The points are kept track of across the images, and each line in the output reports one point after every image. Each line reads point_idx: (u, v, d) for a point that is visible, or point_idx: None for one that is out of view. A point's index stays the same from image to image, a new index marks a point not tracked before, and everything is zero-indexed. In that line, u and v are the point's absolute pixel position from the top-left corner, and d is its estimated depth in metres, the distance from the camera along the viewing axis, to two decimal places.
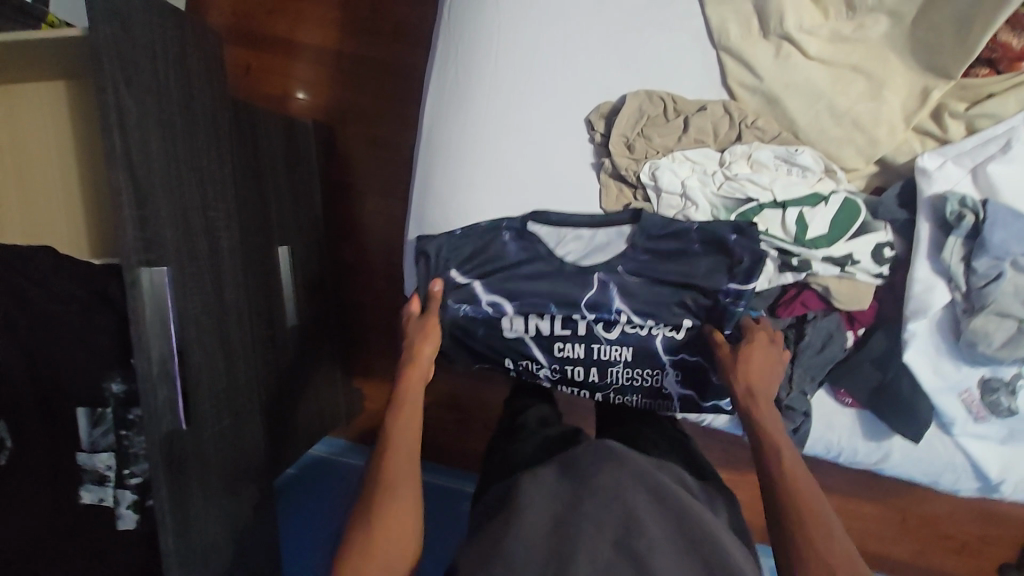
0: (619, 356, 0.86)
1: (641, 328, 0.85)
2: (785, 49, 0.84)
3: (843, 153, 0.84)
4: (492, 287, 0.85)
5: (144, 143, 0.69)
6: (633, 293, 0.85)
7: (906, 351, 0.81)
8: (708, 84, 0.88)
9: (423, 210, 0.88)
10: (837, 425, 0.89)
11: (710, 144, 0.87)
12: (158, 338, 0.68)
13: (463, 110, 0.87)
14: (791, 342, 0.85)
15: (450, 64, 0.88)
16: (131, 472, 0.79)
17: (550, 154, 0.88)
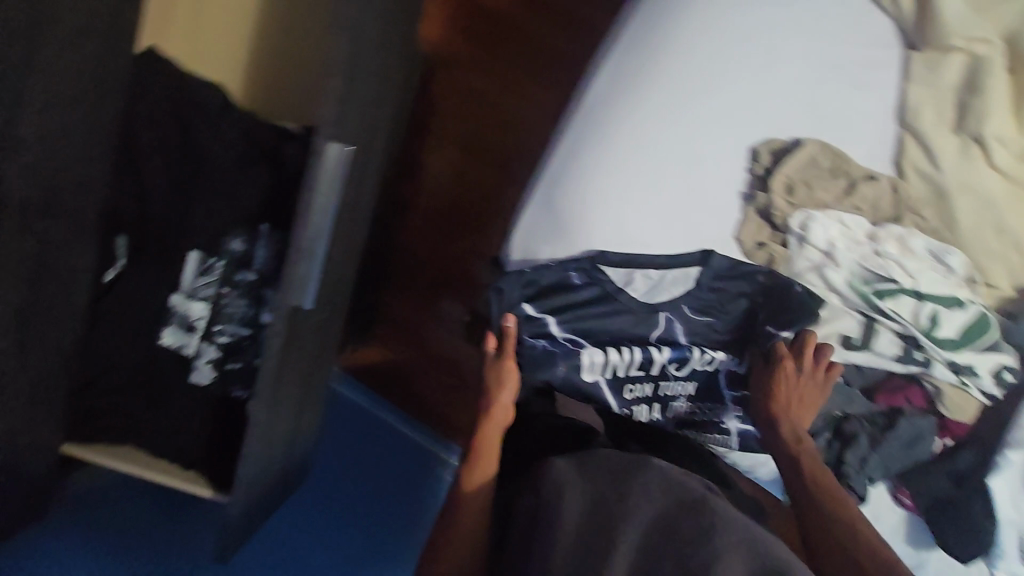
0: (683, 392, 0.88)
1: (712, 365, 0.87)
2: (973, 150, 0.84)
3: (991, 266, 0.86)
4: (566, 324, 0.81)
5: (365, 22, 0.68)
6: (698, 328, 0.85)
7: (993, 476, 0.84)
8: (883, 155, 0.88)
9: (557, 187, 0.81)
10: (885, 520, 0.89)
11: (864, 215, 0.86)
12: (320, 211, 0.68)
13: (637, 99, 0.81)
14: (879, 427, 0.86)
15: (636, 48, 0.82)
16: (226, 330, 0.80)
17: (702, 175, 0.84)
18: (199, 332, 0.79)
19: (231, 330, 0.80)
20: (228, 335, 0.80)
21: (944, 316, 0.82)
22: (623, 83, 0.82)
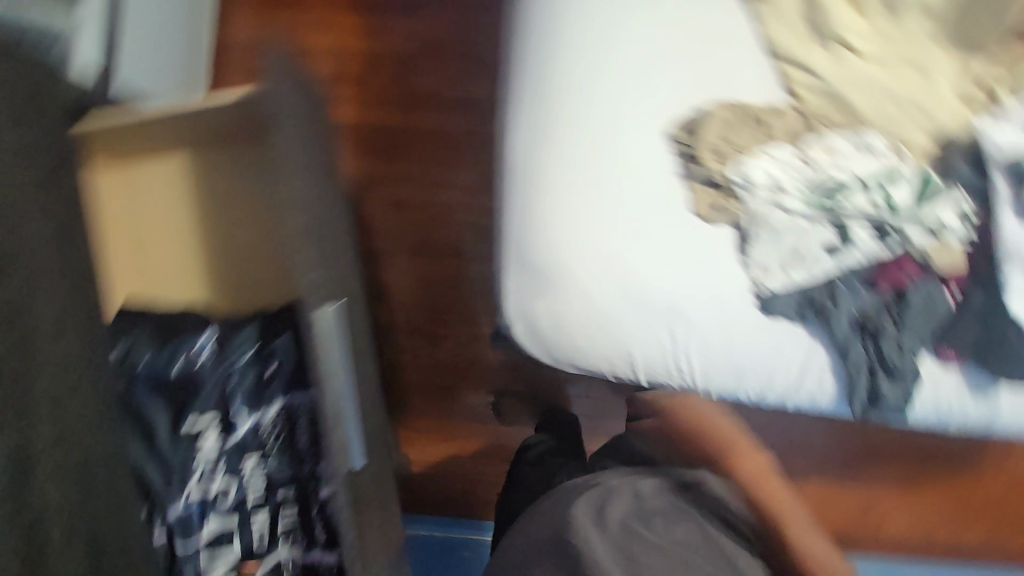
0: (259, 476, 0.85)
1: (235, 486, 0.84)
2: (738, 149, 0.95)
3: (906, 132, 0.92)
4: (184, 499, 0.81)
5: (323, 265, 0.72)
6: (187, 505, 0.81)
7: (1006, 299, 0.87)
8: (771, 89, 0.97)
9: (593, 359, 0.99)
10: (945, 387, 0.94)
11: (786, 141, 0.95)
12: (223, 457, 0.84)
13: (614, 323, 0.97)
14: (873, 337, 0.92)
15: (632, 329, 0.97)
16: (248, 518, 0.85)
17: (609, 322, 0.97)
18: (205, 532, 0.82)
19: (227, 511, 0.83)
20: (236, 532, 0.83)
21: (895, 195, 0.91)
22: (598, 329, 0.97)
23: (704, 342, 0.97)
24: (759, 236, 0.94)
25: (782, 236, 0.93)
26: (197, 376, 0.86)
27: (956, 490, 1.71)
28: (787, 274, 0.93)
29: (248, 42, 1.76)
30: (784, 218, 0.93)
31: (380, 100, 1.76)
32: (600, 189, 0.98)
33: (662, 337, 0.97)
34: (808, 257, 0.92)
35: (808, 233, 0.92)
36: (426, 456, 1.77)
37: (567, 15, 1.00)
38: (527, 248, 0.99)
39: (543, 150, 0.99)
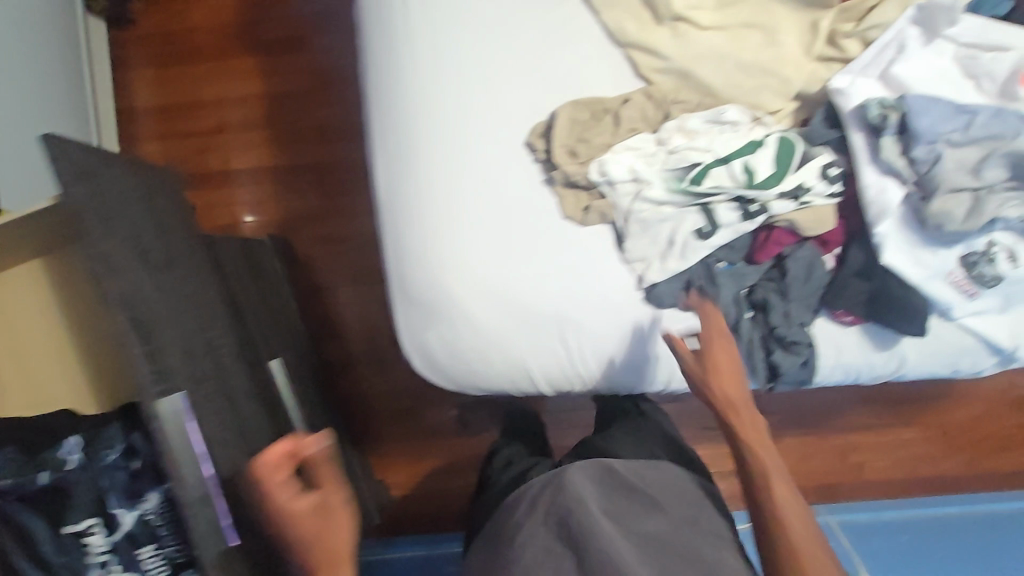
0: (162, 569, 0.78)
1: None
2: (596, 145, 0.92)
3: (762, 98, 0.89)
4: None
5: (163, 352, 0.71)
6: None
7: (883, 254, 0.83)
8: (624, 79, 0.94)
9: (496, 380, 0.98)
10: (847, 346, 0.93)
11: (644, 129, 0.92)
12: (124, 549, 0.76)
13: (507, 342, 0.95)
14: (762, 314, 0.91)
15: (526, 344, 0.95)
16: None
17: (501, 343, 0.95)
18: None
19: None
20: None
21: (755, 167, 0.86)
22: (494, 351, 0.96)
23: (598, 347, 0.96)
24: (631, 231, 0.92)
25: (652, 228, 0.91)
26: (68, 481, 0.74)
27: (929, 424, 1.70)
28: (664, 265, 0.91)
29: (158, 108, 1.77)
30: (651, 210, 0.90)
31: (295, 139, 1.76)
32: (466, 209, 0.95)
33: (557, 348, 0.96)
34: (681, 245, 0.90)
35: (677, 220, 0.90)
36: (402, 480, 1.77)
37: (400, 39, 0.96)
38: (408, 281, 0.97)
39: (404, 181, 0.97)
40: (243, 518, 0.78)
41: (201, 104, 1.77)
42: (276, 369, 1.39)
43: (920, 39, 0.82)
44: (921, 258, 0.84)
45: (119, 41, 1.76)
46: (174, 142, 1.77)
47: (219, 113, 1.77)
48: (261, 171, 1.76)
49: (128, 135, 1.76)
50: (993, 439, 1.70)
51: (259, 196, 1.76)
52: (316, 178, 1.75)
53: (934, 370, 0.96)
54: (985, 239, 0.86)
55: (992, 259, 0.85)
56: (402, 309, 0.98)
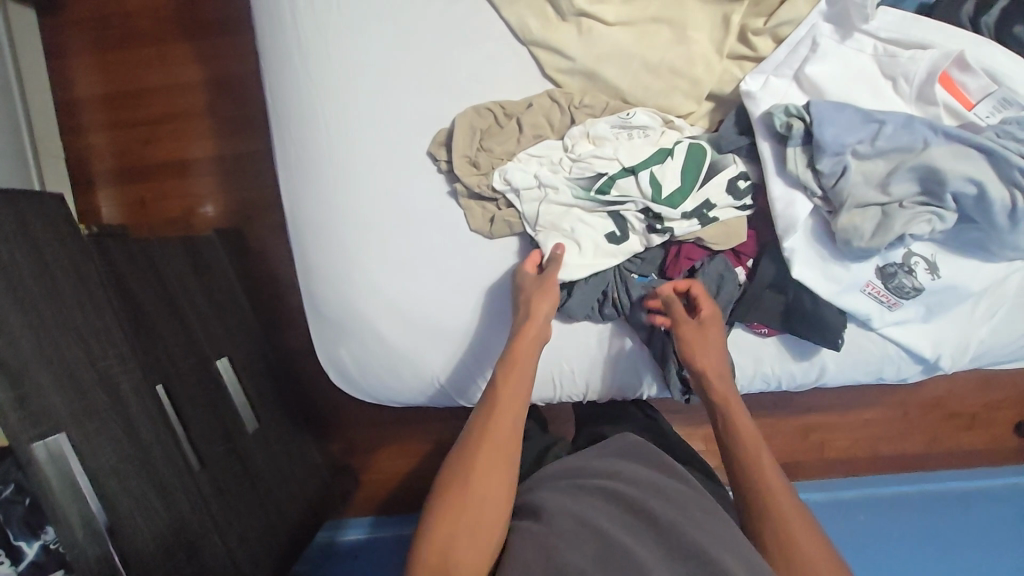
0: None
1: None
2: (497, 156, 0.87)
3: (673, 101, 0.83)
4: None
5: (39, 393, 0.72)
6: None
7: (793, 268, 0.78)
8: (531, 79, 0.89)
9: (412, 390, 0.98)
10: (765, 356, 0.89)
11: (550, 136, 0.87)
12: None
13: (418, 355, 0.94)
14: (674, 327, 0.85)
15: (439, 354, 0.94)
16: None
17: (411, 357, 0.94)
18: None
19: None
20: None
21: (662, 177, 0.81)
22: (406, 363, 0.95)
23: None
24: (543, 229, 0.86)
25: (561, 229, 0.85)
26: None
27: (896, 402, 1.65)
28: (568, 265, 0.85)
29: (102, 97, 1.72)
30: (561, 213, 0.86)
31: (243, 128, 1.71)
32: (370, 223, 0.92)
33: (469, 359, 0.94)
34: (592, 247, 0.85)
35: (590, 222, 0.85)
36: (387, 470, 1.75)
37: (292, 42, 0.90)
38: (316, 296, 0.95)
39: (305, 193, 0.93)
40: (147, 552, 0.79)
41: (144, 93, 1.71)
42: (224, 369, 1.40)
43: (834, 36, 0.76)
44: (831, 271, 0.78)
45: (52, 28, 1.69)
46: (121, 134, 1.73)
47: (163, 102, 1.72)
48: (211, 162, 1.72)
49: (72, 128, 1.72)
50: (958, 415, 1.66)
51: (210, 188, 1.73)
52: (266, 167, 1.71)
53: (861, 377, 0.91)
54: (903, 250, 0.80)
55: (911, 269, 0.80)
56: (314, 322, 0.97)
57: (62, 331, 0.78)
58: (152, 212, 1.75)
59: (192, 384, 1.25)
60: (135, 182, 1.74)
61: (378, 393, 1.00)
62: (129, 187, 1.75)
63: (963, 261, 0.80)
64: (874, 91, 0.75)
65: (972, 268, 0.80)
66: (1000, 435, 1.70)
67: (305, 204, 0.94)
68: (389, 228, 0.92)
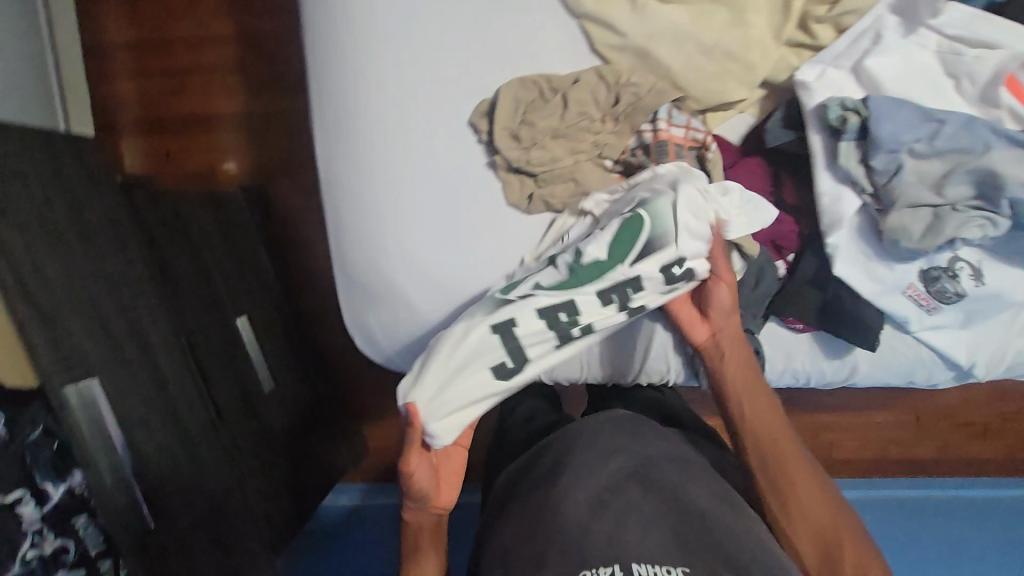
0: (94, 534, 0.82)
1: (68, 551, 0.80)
2: (535, 132, 0.85)
3: (727, 86, 0.81)
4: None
5: (70, 335, 0.71)
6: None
7: (834, 265, 0.77)
8: (580, 54, 0.87)
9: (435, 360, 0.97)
10: (797, 353, 0.90)
11: (594, 114, 0.85)
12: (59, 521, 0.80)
13: (443, 322, 0.94)
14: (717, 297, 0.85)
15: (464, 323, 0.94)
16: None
17: (435, 324, 0.94)
18: None
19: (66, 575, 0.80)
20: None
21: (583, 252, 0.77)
22: (430, 329, 0.95)
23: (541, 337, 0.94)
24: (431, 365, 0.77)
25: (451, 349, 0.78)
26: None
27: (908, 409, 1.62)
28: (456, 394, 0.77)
29: (131, 45, 1.69)
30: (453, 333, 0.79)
31: (270, 86, 1.68)
32: (406, 191, 0.91)
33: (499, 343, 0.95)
34: (474, 385, 0.77)
35: (476, 352, 0.78)
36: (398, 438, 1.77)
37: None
38: (344, 256, 0.95)
39: (339, 152, 0.92)
40: (172, 501, 0.80)
41: (173, 44, 1.69)
42: (242, 328, 1.41)
43: (899, 29, 0.75)
44: (876, 271, 0.79)
45: None
46: (148, 84, 1.71)
47: (191, 55, 1.69)
48: (237, 119, 1.70)
49: (100, 74, 1.69)
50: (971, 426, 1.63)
51: (236, 144, 1.71)
52: (291, 127, 1.69)
53: (892, 379, 0.92)
54: (949, 254, 0.80)
55: (954, 275, 0.80)
56: (339, 283, 0.97)
57: (98, 278, 0.78)
58: (177, 164, 1.73)
59: (214, 339, 1.25)
60: (161, 133, 1.73)
61: (397, 358, 0.99)
62: (155, 138, 1.73)
63: (1010, 269, 0.80)
64: (936, 89, 0.73)
65: (1016, 277, 0.80)
66: (1011, 447, 1.71)
67: (337, 163, 0.93)
68: (421, 193, 0.91)
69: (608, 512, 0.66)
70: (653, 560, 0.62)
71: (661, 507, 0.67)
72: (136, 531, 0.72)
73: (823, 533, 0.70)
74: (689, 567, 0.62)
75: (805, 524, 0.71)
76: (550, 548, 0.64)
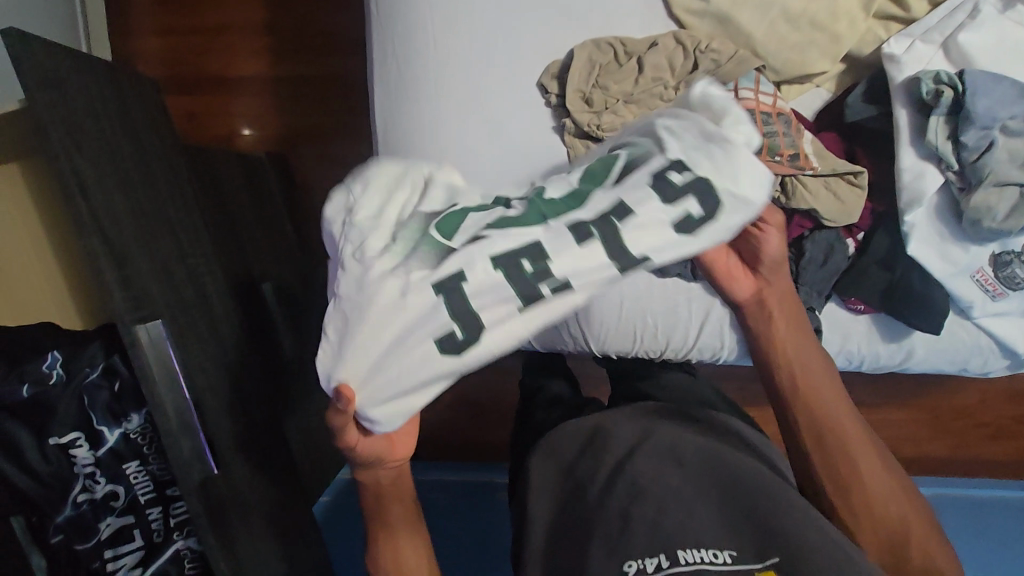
0: (143, 479, 0.81)
1: (119, 494, 0.80)
2: (609, 95, 0.84)
3: (808, 57, 0.80)
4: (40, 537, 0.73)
5: (136, 273, 0.69)
6: (65, 524, 0.78)
7: (908, 245, 0.78)
8: (656, 19, 0.86)
9: None
10: (854, 335, 0.88)
11: (668, 80, 0.83)
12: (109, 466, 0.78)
13: None
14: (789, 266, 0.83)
15: None
16: (131, 524, 0.81)
17: None
18: (107, 532, 0.80)
19: (114, 518, 0.80)
20: (139, 528, 0.81)
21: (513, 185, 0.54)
22: None
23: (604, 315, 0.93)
24: (347, 249, 0.48)
25: (377, 219, 0.49)
26: (50, 397, 0.75)
27: (938, 410, 1.58)
28: (397, 378, 0.46)
29: None
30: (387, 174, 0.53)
31: (299, 51, 1.50)
32: (469, 152, 0.87)
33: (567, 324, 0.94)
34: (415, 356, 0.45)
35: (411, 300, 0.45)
36: None
37: None
38: None
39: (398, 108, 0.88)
40: (227, 449, 0.79)
41: None
42: (269, 294, 1.25)
43: (996, 5, 0.74)
44: (950, 252, 0.78)
45: None
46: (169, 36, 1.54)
47: None
48: (261, 81, 1.52)
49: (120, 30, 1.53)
50: (1003, 431, 1.58)
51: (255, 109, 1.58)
52: None
53: (948, 367, 0.91)
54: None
55: None
56: None
57: (160, 220, 0.77)
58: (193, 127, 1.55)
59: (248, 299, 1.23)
60: None
61: None
62: None
63: None
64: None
65: None
66: None
67: (396, 121, 0.89)
68: (483, 156, 0.88)
69: (632, 495, 0.62)
70: (700, 542, 0.58)
71: (674, 481, 0.64)
72: (197, 478, 0.71)
73: (889, 528, 0.67)
74: (736, 549, 0.58)
75: (871, 519, 0.68)
76: (591, 545, 0.60)
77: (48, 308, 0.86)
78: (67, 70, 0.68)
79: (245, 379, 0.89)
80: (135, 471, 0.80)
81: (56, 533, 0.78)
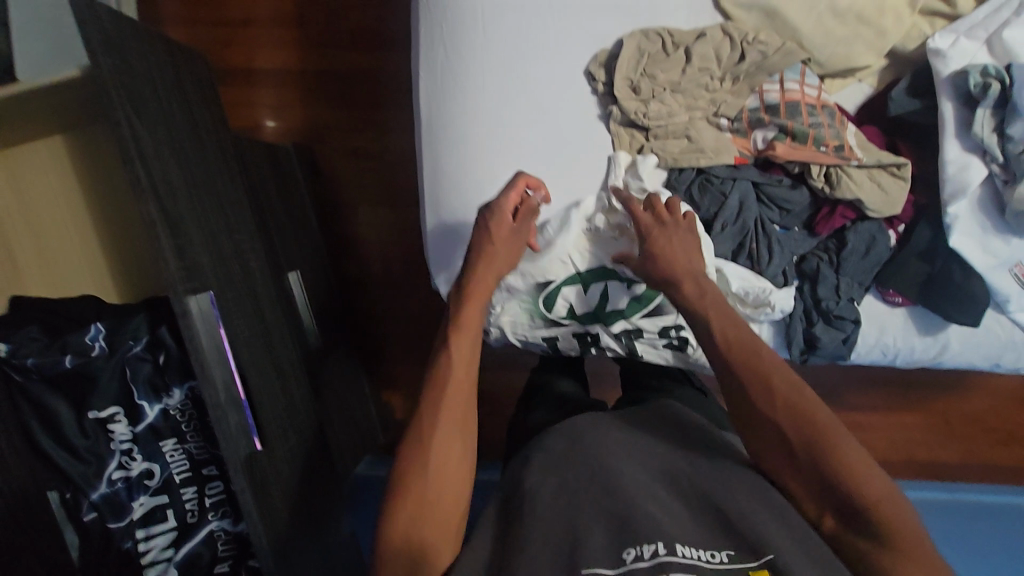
0: (179, 459, 0.79)
1: (154, 473, 0.78)
2: (657, 83, 0.85)
3: (854, 51, 0.82)
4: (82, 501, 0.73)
5: (190, 242, 0.68)
6: (99, 500, 0.76)
7: (952, 236, 0.79)
8: (703, 11, 0.87)
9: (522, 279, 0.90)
10: (890, 327, 0.89)
11: (715, 71, 0.84)
12: (147, 443, 0.77)
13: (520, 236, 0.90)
14: (833, 251, 0.86)
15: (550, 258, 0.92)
16: (163, 504, 0.78)
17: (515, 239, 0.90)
18: (140, 513, 0.78)
19: (147, 498, 0.78)
20: (172, 508, 0.78)
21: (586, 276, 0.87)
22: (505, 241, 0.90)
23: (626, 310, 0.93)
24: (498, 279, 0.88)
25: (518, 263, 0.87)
26: (93, 369, 0.74)
27: (951, 413, 1.60)
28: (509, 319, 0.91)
29: None
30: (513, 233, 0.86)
31: (328, 41, 1.50)
32: (514, 135, 0.88)
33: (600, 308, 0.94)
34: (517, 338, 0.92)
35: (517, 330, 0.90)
36: None
37: None
38: (437, 200, 0.89)
39: (443, 89, 0.88)
40: (268, 428, 0.77)
41: None
42: (293, 283, 1.27)
43: None
44: (991, 244, 0.80)
45: None
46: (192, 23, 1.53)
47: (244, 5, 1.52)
48: (286, 71, 1.52)
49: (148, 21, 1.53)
50: (1014, 435, 1.60)
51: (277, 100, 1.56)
52: None
53: (980, 361, 0.93)
54: None
55: None
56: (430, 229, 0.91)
57: (208, 194, 0.76)
58: None
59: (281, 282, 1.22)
60: None
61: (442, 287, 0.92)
62: None
63: None
64: None
65: None
66: None
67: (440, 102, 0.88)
68: (530, 140, 0.88)
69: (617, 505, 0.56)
70: (696, 543, 0.53)
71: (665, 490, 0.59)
72: (239, 457, 0.68)
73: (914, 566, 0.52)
74: (734, 549, 0.53)
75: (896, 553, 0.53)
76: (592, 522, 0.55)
77: (89, 283, 0.86)
78: (130, 37, 0.67)
79: (283, 357, 0.88)
80: (172, 450, 0.78)
81: (91, 509, 0.77)
